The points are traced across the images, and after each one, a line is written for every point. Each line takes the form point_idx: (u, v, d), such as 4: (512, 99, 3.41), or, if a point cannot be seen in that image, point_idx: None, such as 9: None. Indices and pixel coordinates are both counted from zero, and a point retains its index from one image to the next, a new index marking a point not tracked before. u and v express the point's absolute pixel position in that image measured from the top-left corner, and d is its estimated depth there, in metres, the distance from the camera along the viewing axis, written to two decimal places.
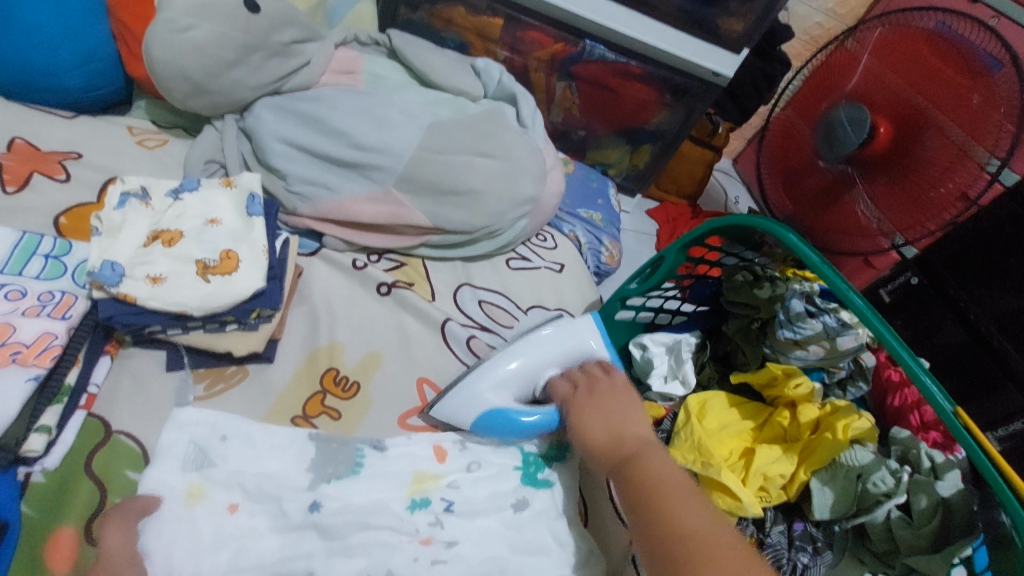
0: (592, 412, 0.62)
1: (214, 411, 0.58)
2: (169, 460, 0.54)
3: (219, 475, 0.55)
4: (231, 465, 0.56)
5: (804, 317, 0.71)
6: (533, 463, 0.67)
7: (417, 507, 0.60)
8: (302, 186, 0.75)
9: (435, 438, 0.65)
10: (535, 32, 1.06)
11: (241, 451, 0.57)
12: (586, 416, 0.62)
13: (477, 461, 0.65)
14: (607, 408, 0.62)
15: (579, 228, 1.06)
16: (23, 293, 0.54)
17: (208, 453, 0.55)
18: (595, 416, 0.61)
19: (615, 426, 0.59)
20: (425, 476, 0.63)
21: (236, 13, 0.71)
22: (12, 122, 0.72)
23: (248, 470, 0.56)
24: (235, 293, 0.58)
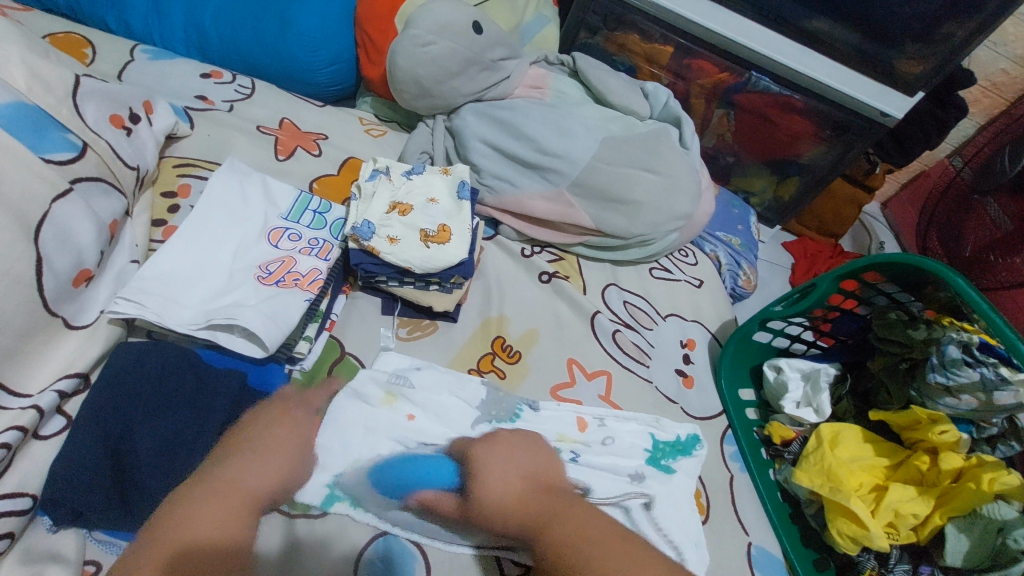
0: (497, 464, 0.61)
1: (408, 357, 0.72)
2: (378, 371, 0.69)
3: (411, 394, 0.68)
4: (422, 390, 0.69)
5: (961, 364, 0.70)
6: (661, 451, 0.75)
7: (551, 451, 0.70)
8: (491, 180, 0.88)
9: (580, 410, 0.75)
10: (701, 61, 1.13)
11: (432, 378, 0.71)
12: (489, 467, 0.60)
13: (612, 437, 0.74)
14: (518, 453, 0.63)
15: (720, 249, 1.11)
16: (299, 236, 0.70)
17: (407, 376, 0.69)
18: (494, 469, 0.60)
19: (517, 475, 0.59)
20: (567, 437, 0.73)
21: (464, 33, 0.86)
22: (284, 105, 0.93)
23: (432, 399, 0.69)
24: (447, 259, 0.71)
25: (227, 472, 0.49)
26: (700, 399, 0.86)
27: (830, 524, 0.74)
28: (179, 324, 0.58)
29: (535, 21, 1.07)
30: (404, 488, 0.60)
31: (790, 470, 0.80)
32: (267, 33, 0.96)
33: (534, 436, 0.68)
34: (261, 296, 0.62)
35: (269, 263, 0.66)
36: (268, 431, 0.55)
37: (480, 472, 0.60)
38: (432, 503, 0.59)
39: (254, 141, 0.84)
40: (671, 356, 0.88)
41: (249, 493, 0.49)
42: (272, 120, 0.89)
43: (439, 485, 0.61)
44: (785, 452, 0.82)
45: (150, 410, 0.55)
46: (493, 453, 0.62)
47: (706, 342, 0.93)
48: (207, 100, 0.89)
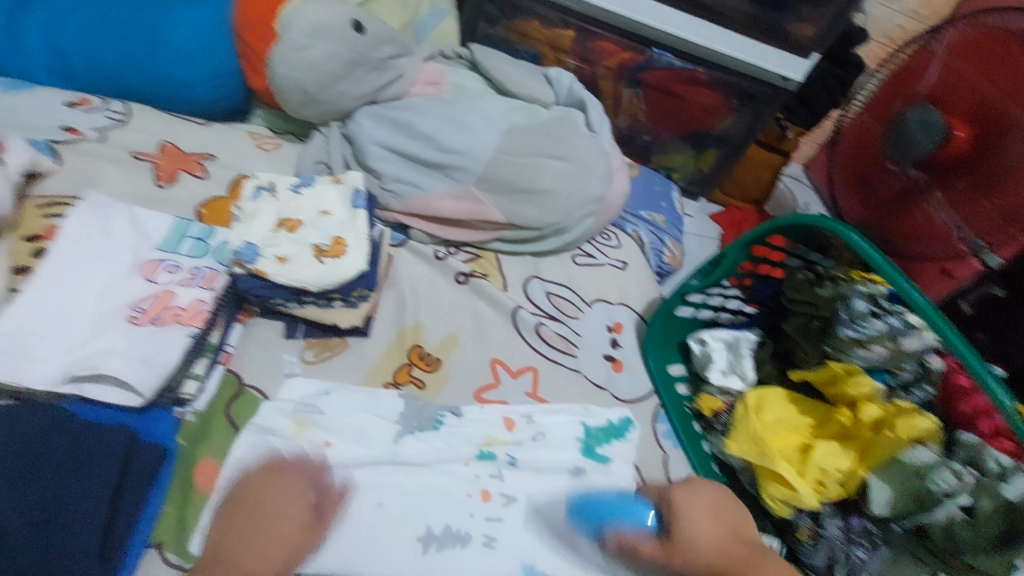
0: (698, 508, 0.61)
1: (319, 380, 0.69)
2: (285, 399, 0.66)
3: (324, 421, 0.65)
4: (335, 415, 0.67)
5: (867, 317, 0.73)
6: (594, 437, 0.75)
7: (483, 457, 0.69)
8: (394, 184, 0.85)
9: (505, 410, 0.74)
10: (604, 41, 1.12)
11: (342, 399, 0.68)
12: (693, 510, 0.61)
13: (542, 432, 0.73)
14: (711, 498, 0.63)
15: (643, 228, 1.11)
16: (178, 268, 0.65)
17: (314, 403, 0.66)
18: (699, 509, 0.61)
19: (719, 521, 0.61)
20: (496, 439, 0.72)
21: (345, 33, 0.82)
22: (162, 128, 0.86)
23: (348, 422, 0.67)
24: (344, 273, 0.68)
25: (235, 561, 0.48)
26: (630, 381, 0.85)
27: (762, 489, 0.74)
28: (39, 381, 0.53)
29: (428, 15, 1.04)
30: (603, 522, 0.63)
31: (722, 441, 0.80)
32: (138, 51, 0.88)
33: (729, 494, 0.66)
34: (131, 338, 0.58)
35: (141, 301, 0.61)
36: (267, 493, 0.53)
37: (679, 515, 0.61)
38: (635, 545, 0.60)
39: (130, 171, 0.78)
40: (598, 342, 0.87)
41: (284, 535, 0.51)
42: (150, 145, 0.83)
43: (637, 526, 0.62)
44: (715, 423, 0.82)
45: (14, 483, 0.48)
46: (693, 500, 0.62)
47: (633, 323, 0.92)
48: (74, 130, 0.82)
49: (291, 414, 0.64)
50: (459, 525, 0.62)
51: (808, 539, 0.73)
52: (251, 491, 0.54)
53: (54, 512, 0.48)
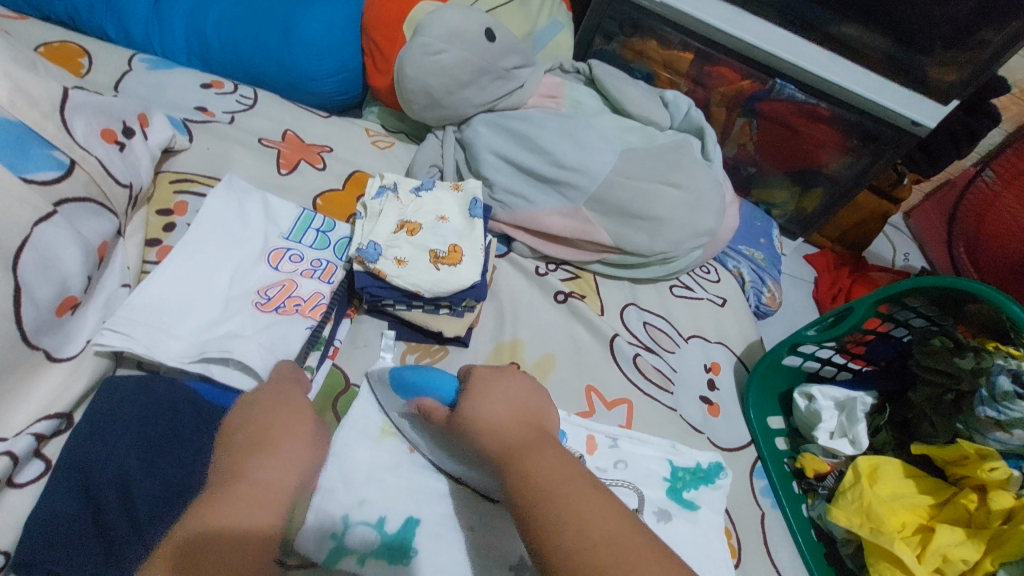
0: (487, 387, 0.50)
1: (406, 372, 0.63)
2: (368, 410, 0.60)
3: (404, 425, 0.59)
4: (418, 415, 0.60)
5: (1012, 397, 0.64)
6: (680, 479, 0.67)
7: None
8: (504, 195, 0.84)
9: (589, 430, 0.67)
10: (723, 67, 1.08)
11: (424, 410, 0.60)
12: (487, 389, 0.50)
13: (624, 462, 0.66)
14: (510, 385, 0.51)
15: (743, 265, 1.06)
16: (301, 258, 0.66)
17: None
18: (480, 396, 0.49)
19: (509, 403, 0.49)
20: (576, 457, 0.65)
21: (477, 41, 0.82)
22: (287, 116, 0.89)
23: None
24: (459, 282, 0.67)
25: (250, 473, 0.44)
26: (727, 428, 0.81)
27: (871, 568, 0.68)
28: (169, 357, 0.54)
29: (548, 27, 1.03)
30: (417, 393, 0.54)
31: (824, 506, 0.75)
32: (272, 40, 0.92)
33: (521, 376, 0.54)
34: (257, 325, 0.58)
35: (268, 288, 0.62)
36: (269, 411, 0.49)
37: (473, 391, 0.50)
38: (429, 415, 0.52)
39: (256, 155, 0.80)
40: (695, 382, 0.83)
41: (258, 484, 0.44)
42: (274, 132, 0.86)
43: (438, 398, 0.53)
44: (818, 486, 0.77)
45: (144, 458, 0.50)
46: (488, 381, 0.51)
47: (731, 365, 0.88)
48: (207, 111, 0.85)
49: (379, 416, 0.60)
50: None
51: None
52: (248, 417, 0.49)
53: (178, 491, 0.49)
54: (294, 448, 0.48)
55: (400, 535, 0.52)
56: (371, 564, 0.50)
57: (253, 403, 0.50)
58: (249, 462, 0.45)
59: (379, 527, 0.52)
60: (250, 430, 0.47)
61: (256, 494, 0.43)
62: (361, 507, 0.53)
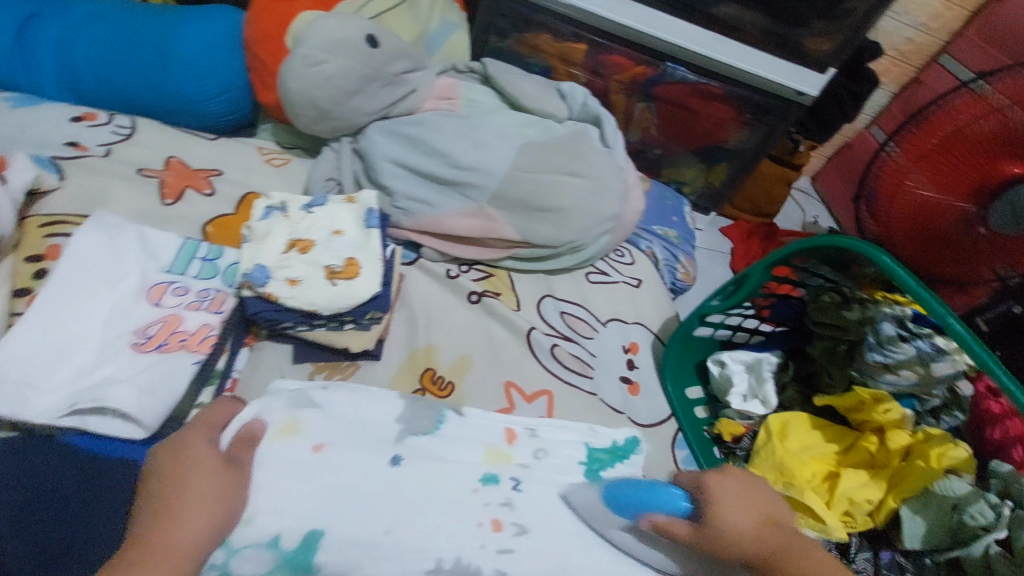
0: (734, 494, 0.50)
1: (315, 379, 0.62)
2: (276, 401, 0.57)
3: (316, 418, 0.56)
4: (334, 409, 0.58)
5: (896, 340, 0.70)
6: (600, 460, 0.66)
7: (488, 481, 0.56)
8: (405, 202, 0.83)
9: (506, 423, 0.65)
10: (617, 55, 1.10)
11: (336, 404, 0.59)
12: (727, 494, 0.51)
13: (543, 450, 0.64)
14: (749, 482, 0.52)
15: (656, 245, 1.09)
16: (186, 290, 0.63)
17: (309, 397, 0.58)
18: (729, 501, 0.50)
19: (754, 507, 0.50)
20: (497, 453, 0.61)
21: (359, 48, 0.80)
22: (170, 143, 0.85)
23: (346, 416, 0.59)
24: (358, 295, 0.65)
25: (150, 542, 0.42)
26: (648, 405, 0.83)
27: None
28: (37, 414, 0.51)
29: (440, 28, 1.02)
30: (639, 509, 0.52)
31: (744, 468, 0.79)
32: (146, 65, 0.88)
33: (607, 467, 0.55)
34: (138, 366, 0.56)
35: (148, 326, 0.59)
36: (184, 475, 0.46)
37: (720, 502, 0.49)
38: (667, 528, 0.51)
39: (136, 187, 0.76)
40: (615, 363, 0.85)
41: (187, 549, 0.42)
42: (156, 161, 0.81)
43: (672, 510, 0.52)
44: (736, 449, 0.81)
45: (14, 525, 0.44)
46: (724, 484, 0.51)
47: (649, 343, 0.91)
48: (79, 146, 0.80)
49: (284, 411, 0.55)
50: (471, 557, 0.49)
51: None
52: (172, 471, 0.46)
53: (60, 552, 0.45)
54: (205, 490, 0.45)
55: (298, 554, 0.47)
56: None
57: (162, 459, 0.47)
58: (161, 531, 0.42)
59: (273, 547, 0.47)
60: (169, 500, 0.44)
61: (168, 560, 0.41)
62: (248, 524, 0.47)
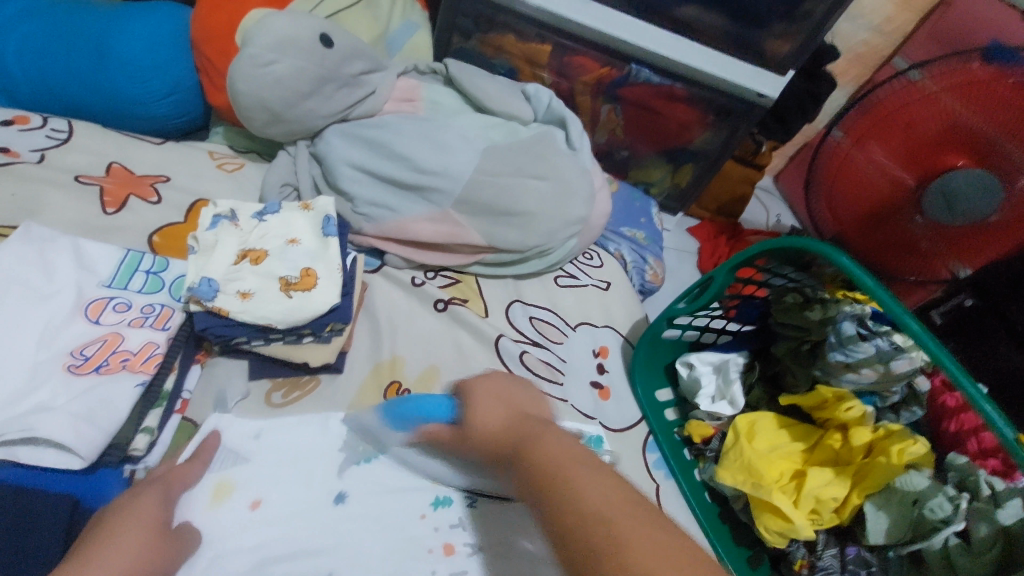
0: (480, 396, 0.53)
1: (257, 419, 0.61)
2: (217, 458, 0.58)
3: (245, 471, 0.58)
4: (262, 459, 0.59)
5: (856, 340, 0.71)
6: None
7: (440, 504, 0.62)
8: (367, 208, 0.80)
9: None
10: (581, 57, 1.10)
11: (279, 441, 0.61)
12: (476, 397, 0.53)
13: None
14: (503, 387, 0.55)
15: (624, 247, 1.09)
16: (128, 306, 0.59)
17: (240, 450, 0.59)
18: (479, 400, 0.53)
19: (504, 408, 0.52)
20: None
21: (313, 48, 0.77)
22: (111, 148, 0.80)
23: (285, 452, 0.61)
24: (315, 307, 0.63)
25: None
26: (618, 410, 0.83)
27: (758, 521, 0.72)
28: None
29: (401, 28, 1.00)
30: (409, 421, 0.59)
31: (713, 469, 0.79)
32: (85, 64, 0.82)
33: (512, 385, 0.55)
34: (72, 392, 0.52)
35: (86, 347, 0.55)
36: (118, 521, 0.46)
37: (474, 398, 0.53)
38: (433, 435, 0.57)
39: (73, 195, 0.71)
40: (585, 368, 0.85)
41: None
42: (97, 167, 0.77)
43: (434, 420, 0.57)
44: (706, 450, 0.81)
45: None
46: (475, 390, 0.54)
47: (620, 346, 0.90)
48: (9, 152, 0.74)
49: (211, 475, 0.56)
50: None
51: (804, 570, 0.71)
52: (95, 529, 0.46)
53: None
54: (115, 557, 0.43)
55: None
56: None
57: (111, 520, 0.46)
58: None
59: None
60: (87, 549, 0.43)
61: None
62: None
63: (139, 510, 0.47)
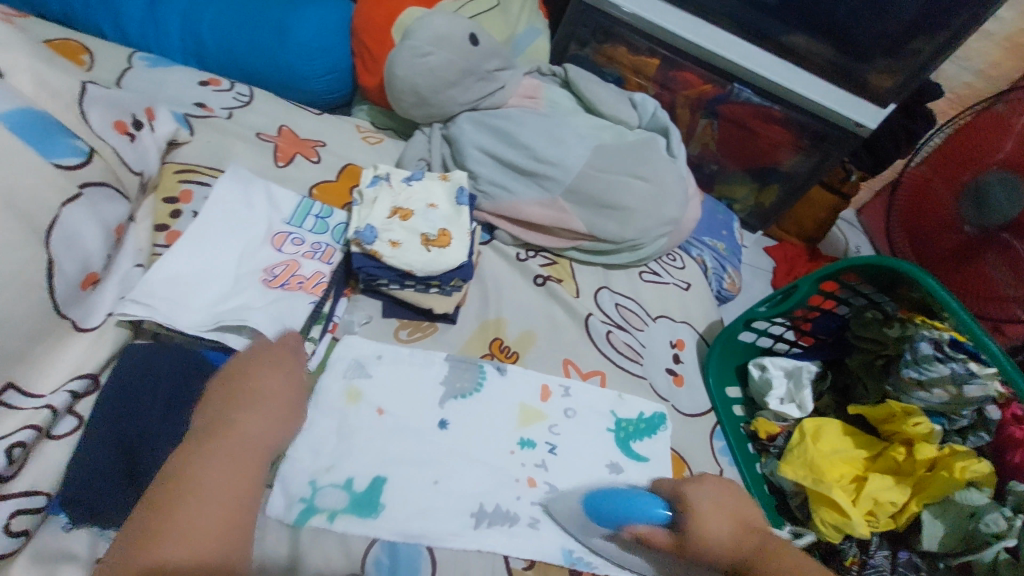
0: (706, 503, 0.58)
1: (375, 343, 0.73)
2: (336, 370, 0.70)
3: (372, 386, 0.70)
4: (382, 380, 0.71)
5: (932, 359, 0.74)
6: (624, 429, 0.79)
7: (526, 445, 0.72)
8: (487, 187, 0.91)
9: (543, 381, 0.78)
10: (687, 73, 1.17)
11: (391, 374, 0.71)
12: (702, 504, 0.58)
13: (572, 409, 0.78)
14: (715, 493, 0.59)
15: (706, 254, 1.15)
16: (302, 241, 0.72)
17: (365, 366, 0.71)
18: (705, 507, 0.57)
19: (724, 516, 0.57)
20: (529, 411, 0.76)
21: (461, 44, 0.89)
22: (282, 113, 0.94)
23: (392, 386, 0.71)
24: (447, 262, 0.73)
25: (233, 427, 0.44)
26: (690, 396, 0.90)
27: (814, 514, 0.77)
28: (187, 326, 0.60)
29: (527, 33, 1.11)
30: (622, 519, 0.62)
31: (775, 464, 0.85)
32: (268, 40, 0.98)
33: (732, 483, 0.63)
34: (266, 298, 0.65)
35: (273, 267, 0.68)
36: (263, 367, 0.50)
37: (698, 510, 0.57)
38: (649, 538, 0.59)
39: (255, 148, 0.85)
40: (662, 356, 0.92)
41: (251, 439, 0.44)
42: (271, 127, 0.91)
43: (650, 520, 0.60)
44: (770, 446, 0.87)
45: (166, 411, 0.56)
46: (698, 493, 0.59)
47: (694, 342, 0.97)
48: (206, 107, 0.89)
49: (343, 380, 0.69)
50: (508, 506, 0.66)
51: (855, 567, 0.75)
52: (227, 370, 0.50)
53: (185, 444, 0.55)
54: (274, 396, 0.48)
55: (366, 494, 0.62)
56: (343, 518, 0.60)
57: (249, 363, 0.50)
58: (232, 418, 0.45)
59: (348, 488, 0.62)
60: (238, 386, 0.47)
61: (244, 450, 0.43)
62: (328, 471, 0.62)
63: (282, 359, 0.52)
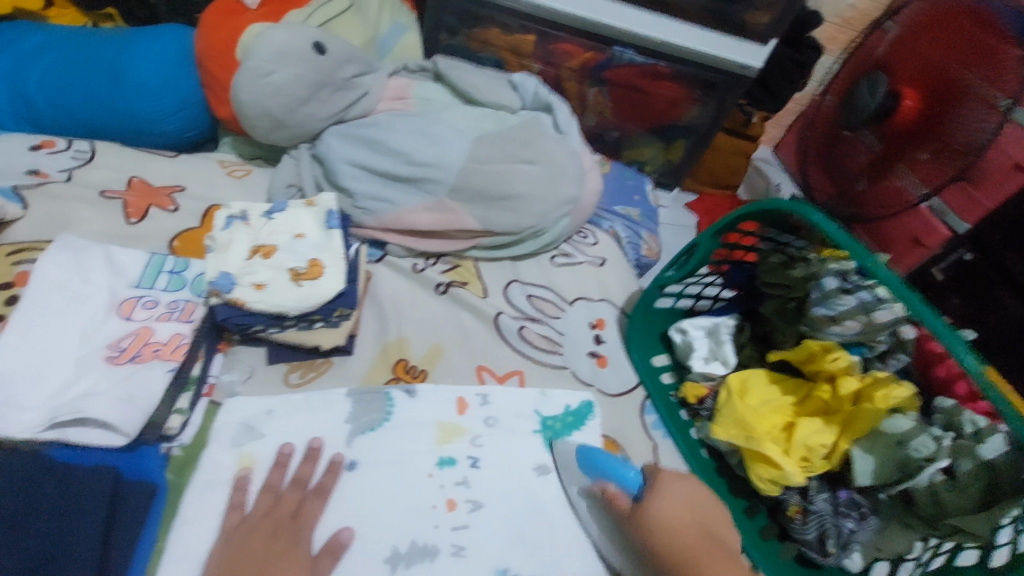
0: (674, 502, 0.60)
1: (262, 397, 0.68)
2: (222, 438, 0.64)
3: (265, 444, 0.65)
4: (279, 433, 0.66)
5: (837, 293, 0.73)
6: (551, 427, 0.76)
7: (444, 464, 0.68)
8: (367, 202, 0.86)
9: (457, 394, 0.74)
10: (565, 43, 1.13)
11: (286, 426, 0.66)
12: (670, 504, 0.60)
13: (493, 417, 0.74)
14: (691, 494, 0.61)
15: (619, 224, 1.12)
16: (155, 302, 0.66)
17: (256, 426, 0.65)
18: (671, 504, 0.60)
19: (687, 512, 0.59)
20: (449, 427, 0.72)
21: (307, 56, 0.83)
22: (129, 164, 0.86)
23: (294, 432, 0.66)
24: (322, 294, 0.68)
25: None
26: (616, 375, 0.87)
27: (750, 471, 0.77)
28: (19, 430, 0.54)
29: (390, 31, 1.05)
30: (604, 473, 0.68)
31: (708, 426, 0.83)
32: (101, 88, 0.89)
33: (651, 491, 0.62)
34: (112, 379, 0.59)
35: (121, 339, 0.62)
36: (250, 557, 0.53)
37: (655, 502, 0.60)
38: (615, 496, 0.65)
39: (100, 209, 0.78)
40: (582, 340, 0.88)
41: None
42: (118, 181, 0.83)
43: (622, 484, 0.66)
44: (701, 410, 0.85)
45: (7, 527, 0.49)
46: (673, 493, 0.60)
47: (615, 318, 0.94)
48: (40, 173, 0.81)
49: (233, 450, 0.63)
50: (426, 538, 0.62)
51: (798, 516, 0.75)
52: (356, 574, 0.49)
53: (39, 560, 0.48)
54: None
55: None
56: None
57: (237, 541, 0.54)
58: None
59: None
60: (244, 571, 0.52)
61: None
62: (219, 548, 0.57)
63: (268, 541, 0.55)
